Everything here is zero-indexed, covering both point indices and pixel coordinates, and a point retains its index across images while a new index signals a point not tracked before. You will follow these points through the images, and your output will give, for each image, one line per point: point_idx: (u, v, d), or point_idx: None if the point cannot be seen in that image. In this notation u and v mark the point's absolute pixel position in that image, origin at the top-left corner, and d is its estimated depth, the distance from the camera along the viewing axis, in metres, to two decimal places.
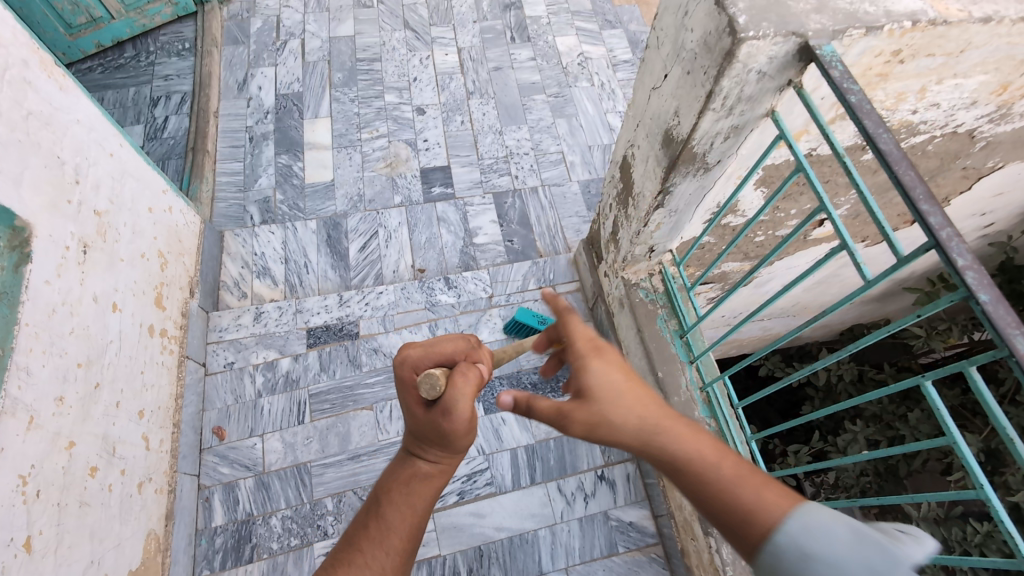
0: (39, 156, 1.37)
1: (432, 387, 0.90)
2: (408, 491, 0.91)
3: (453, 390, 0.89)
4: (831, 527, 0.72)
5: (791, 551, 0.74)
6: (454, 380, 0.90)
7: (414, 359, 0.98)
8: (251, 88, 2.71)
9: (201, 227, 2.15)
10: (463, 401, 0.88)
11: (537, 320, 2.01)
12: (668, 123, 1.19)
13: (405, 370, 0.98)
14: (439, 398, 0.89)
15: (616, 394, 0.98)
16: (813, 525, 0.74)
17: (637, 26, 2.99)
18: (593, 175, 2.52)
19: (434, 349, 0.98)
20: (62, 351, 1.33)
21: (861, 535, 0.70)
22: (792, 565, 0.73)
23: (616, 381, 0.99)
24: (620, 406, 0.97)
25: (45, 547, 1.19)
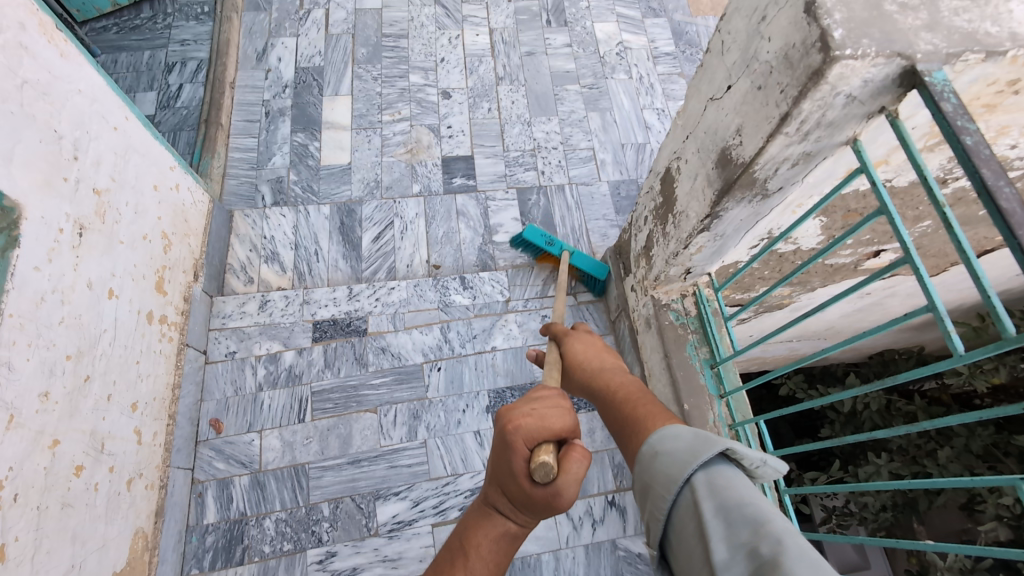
0: (34, 129, 1.27)
1: (547, 474, 0.77)
2: (495, 548, 0.79)
3: (567, 478, 0.78)
4: (681, 430, 0.83)
5: (645, 455, 0.84)
6: (569, 466, 0.78)
7: (530, 428, 0.79)
8: (271, 59, 2.58)
9: (210, 206, 2.05)
10: (574, 489, 0.78)
11: (546, 241, 1.94)
12: (727, 142, 1.05)
13: (517, 437, 0.79)
14: (553, 490, 0.77)
15: (581, 354, 1.21)
16: (668, 429, 0.85)
17: (682, 16, 2.80)
18: (624, 176, 2.37)
19: (548, 418, 0.80)
20: (50, 343, 1.24)
21: (701, 431, 0.80)
22: (643, 462, 0.83)
23: (584, 348, 1.23)
24: (579, 363, 1.19)
25: (21, 553, 1.11)
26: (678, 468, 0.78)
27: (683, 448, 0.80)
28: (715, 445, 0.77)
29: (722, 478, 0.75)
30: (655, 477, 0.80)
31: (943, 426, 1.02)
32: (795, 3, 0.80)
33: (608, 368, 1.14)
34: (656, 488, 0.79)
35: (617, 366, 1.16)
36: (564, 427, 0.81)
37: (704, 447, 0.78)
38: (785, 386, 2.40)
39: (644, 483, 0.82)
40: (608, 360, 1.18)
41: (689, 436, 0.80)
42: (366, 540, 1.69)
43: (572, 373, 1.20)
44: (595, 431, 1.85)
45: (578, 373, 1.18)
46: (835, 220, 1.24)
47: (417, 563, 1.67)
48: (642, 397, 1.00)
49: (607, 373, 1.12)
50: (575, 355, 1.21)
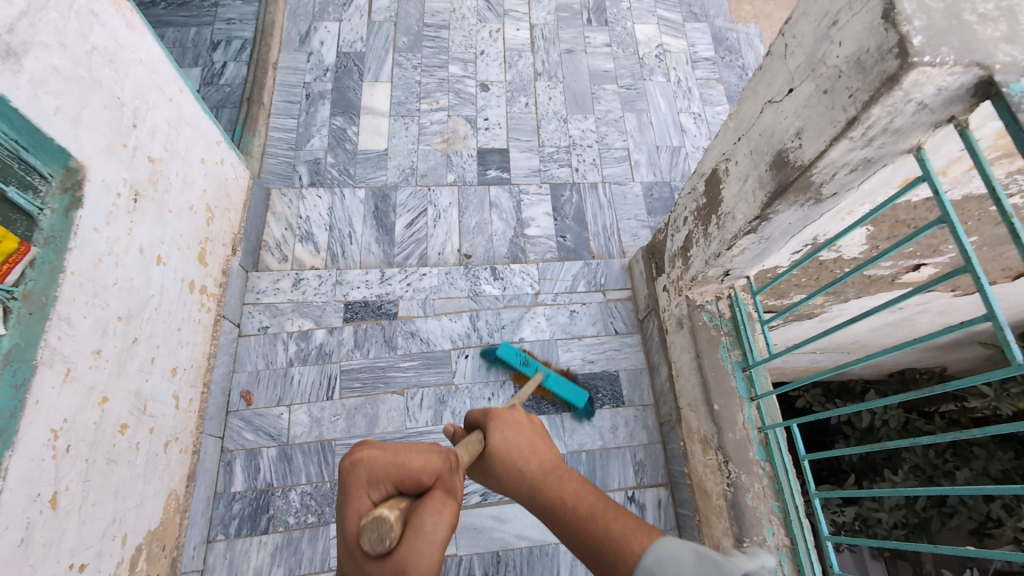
0: (100, 95, 1.30)
1: (378, 539, 0.66)
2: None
3: (413, 538, 0.66)
4: (679, 551, 0.75)
5: None
6: (417, 519, 0.67)
7: (377, 467, 0.74)
8: (313, 42, 2.61)
9: (249, 182, 2.09)
10: (425, 557, 0.65)
11: (521, 361, 1.89)
12: (785, 144, 1.06)
13: (360, 479, 0.74)
14: (394, 553, 0.65)
15: (513, 450, 1.00)
16: (661, 550, 0.75)
17: (723, 22, 2.80)
18: (658, 177, 2.38)
19: (401, 458, 0.75)
20: (104, 303, 1.27)
21: (704, 553, 0.73)
22: None
23: (513, 438, 1.02)
24: (512, 464, 0.98)
25: (70, 503, 1.14)
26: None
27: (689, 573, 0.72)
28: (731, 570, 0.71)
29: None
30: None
31: (993, 434, 0.97)
32: (871, 9, 0.82)
33: (552, 466, 0.96)
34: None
35: (557, 460, 0.98)
36: (423, 471, 0.75)
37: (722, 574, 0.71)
38: (803, 398, 2.40)
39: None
40: (544, 454, 1.00)
41: (692, 560, 0.73)
42: None
43: (504, 475, 0.99)
44: (618, 428, 1.86)
45: (512, 476, 0.98)
46: (881, 230, 1.25)
47: None
48: (604, 505, 0.85)
49: (555, 475, 0.94)
50: (503, 454, 1.00)
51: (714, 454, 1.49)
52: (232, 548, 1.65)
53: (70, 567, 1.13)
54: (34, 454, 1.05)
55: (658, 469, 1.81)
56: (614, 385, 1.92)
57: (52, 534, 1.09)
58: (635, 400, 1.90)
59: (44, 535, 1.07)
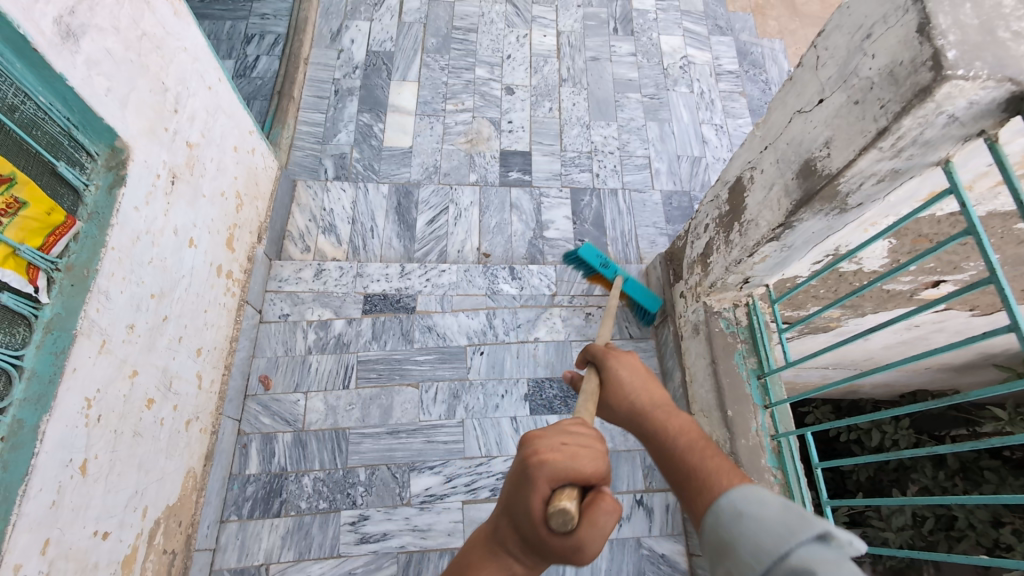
0: (146, 79, 1.35)
1: (565, 523, 0.68)
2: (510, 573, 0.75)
3: (587, 529, 0.69)
4: (770, 499, 0.69)
5: (722, 514, 0.73)
6: (593, 520, 0.69)
7: (555, 469, 0.70)
8: (344, 40, 2.66)
9: (277, 173, 2.14)
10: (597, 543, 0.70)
11: (601, 261, 1.98)
12: (813, 154, 1.09)
13: (538, 478, 0.70)
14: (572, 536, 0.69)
15: (629, 385, 1.06)
16: (746, 489, 0.73)
17: (749, 37, 2.82)
18: (677, 187, 2.40)
19: (577, 461, 0.71)
20: (139, 280, 1.31)
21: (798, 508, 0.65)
22: (721, 522, 0.72)
23: (629, 377, 1.08)
24: (626, 397, 1.04)
25: (98, 471, 1.17)
26: (766, 539, 0.64)
27: (774, 519, 0.66)
28: (815, 524, 0.61)
29: (822, 561, 0.58)
30: (739, 542, 0.67)
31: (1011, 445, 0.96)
32: (906, 23, 0.84)
33: (664, 406, 1.01)
34: (739, 554, 0.67)
35: (668, 401, 1.02)
36: (594, 472, 0.72)
37: (802, 522, 0.63)
38: (812, 414, 2.40)
39: (722, 543, 0.70)
40: (659, 393, 1.04)
41: (783, 508, 0.67)
42: (398, 509, 1.73)
43: (616, 408, 1.05)
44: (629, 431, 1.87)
45: (624, 407, 1.04)
46: (903, 243, 1.26)
47: (445, 536, 1.71)
48: (705, 446, 0.88)
49: (664, 415, 0.98)
50: (620, 387, 1.07)
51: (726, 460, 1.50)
52: (244, 529, 1.67)
53: (95, 533, 1.16)
54: (68, 420, 1.08)
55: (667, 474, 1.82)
56: None
57: (80, 499, 1.12)
58: None
59: (73, 500, 1.10)
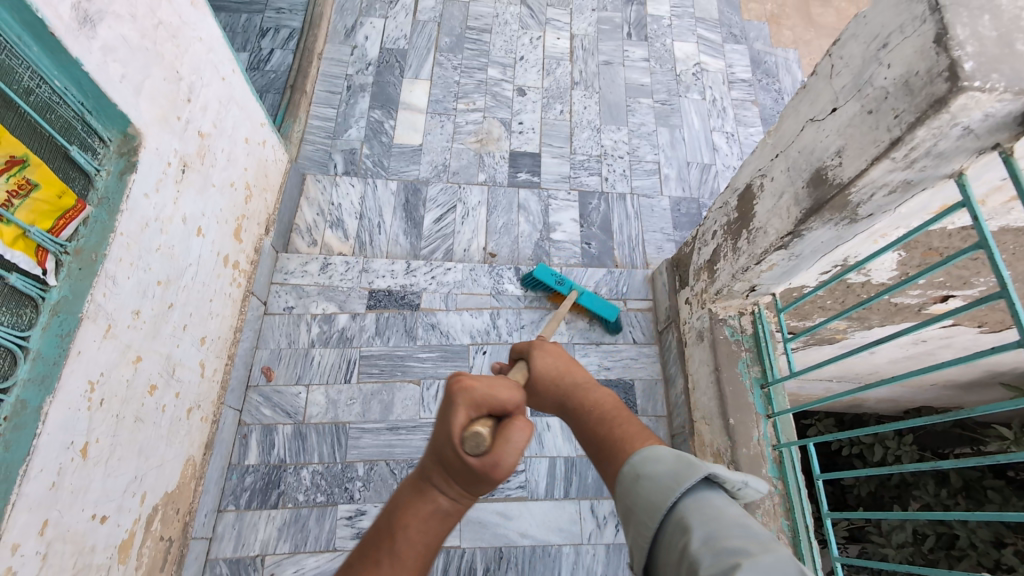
0: (160, 67, 1.35)
1: (478, 444, 0.69)
2: (424, 529, 0.68)
3: (505, 446, 0.69)
4: (664, 453, 0.79)
5: (627, 476, 0.80)
6: (511, 434, 0.70)
7: (475, 393, 0.74)
8: (358, 37, 2.67)
9: (287, 166, 2.15)
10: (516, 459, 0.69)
11: (555, 280, 1.99)
12: (824, 163, 1.09)
13: (458, 400, 0.73)
14: (488, 454, 0.68)
15: (554, 372, 1.06)
16: (649, 450, 0.81)
17: (763, 46, 2.82)
18: (686, 193, 2.40)
19: (495, 389, 0.76)
20: (147, 267, 1.31)
21: (684, 454, 0.76)
22: (626, 484, 0.80)
23: (553, 364, 1.08)
24: (553, 382, 1.05)
25: (99, 455, 1.18)
26: (661, 495, 0.74)
27: (665, 471, 0.76)
28: (698, 469, 0.74)
29: (710, 505, 0.71)
30: (637, 502, 0.76)
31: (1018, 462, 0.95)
32: (923, 33, 0.84)
33: (589, 386, 1.02)
34: (639, 516, 0.75)
35: (589, 380, 1.03)
36: (510, 400, 0.76)
37: (687, 472, 0.74)
38: (814, 427, 2.38)
39: (627, 505, 0.78)
40: (583, 375, 1.06)
41: (671, 458, 0.77)
42: None
43: (546, 393, 1.06)
44: None
45: (552, 390, 1.05)
46: (913, 256, 1.25)
47: None
48: (626, 418, 0.92)
49: (591, 392, 1.01)
50: (546, 374, 1.06)
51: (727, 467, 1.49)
52: (241, 519, 1.68)
53: (93, 516, 1.17)
54: (71, 403, 1.09)
55: None
56: (629, 394, 1.92)
57: (80, 482, 1.12)
58: (648, 411, 1.91)
59: (73, 482, 1.10)
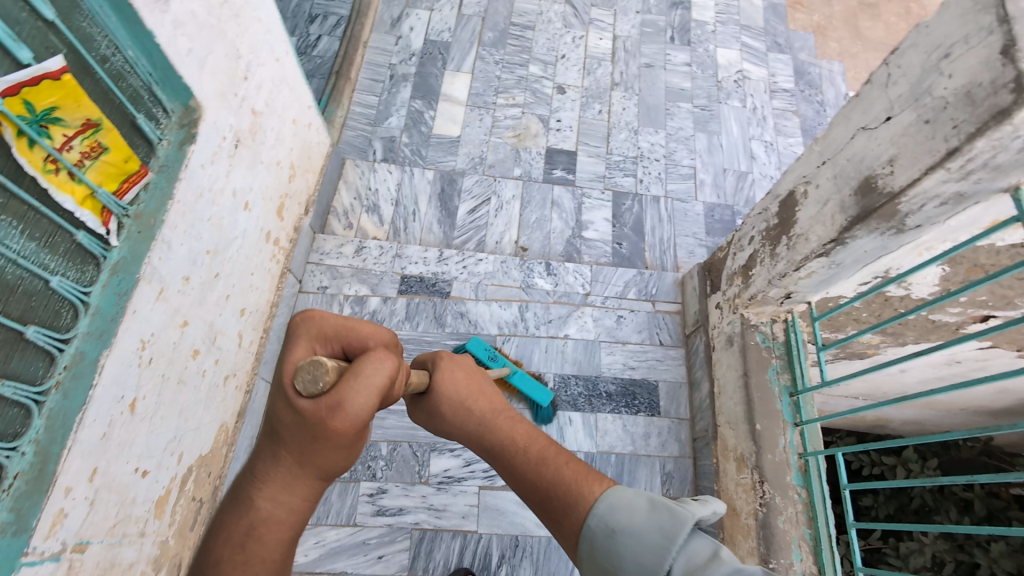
0: (223, 44, 1.40)
1: (315, 381, 0.67)
2: (247, 556, 0.65)
3: (345, 386, 0.67)
4: (632, 499, 0.80)
5: (601, 532, 0.79)
6: (355, 370, 0.68)
7: (322, 327, 0.80)
8: (403, 27, 2.72)
9: (328, 149, 2.20)
10: (362, 397, 0.67)
11: (488, 355, 1.88)
12: (875, 171, 1.09)
13: (302, 339, 0.78)
14: (325, 393, 0.67)
15: (462, 394, 0.98)
16: (615, 500, 0.80)
17: (807, 56, 2.79)
18: (721, 200, 2.39)
19: (351, 327, 0.82)
20: (198, 236, 1.36)
21: (658, 504, 0.79)
22: (601, 541, 0.79)
23: (460, 383, 0.99)
24: (468, 411, 0.97)
25: (145, 412, 1.22)
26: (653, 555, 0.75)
27: (643, 524, 0.77)
28: (676, 517, 0.77)
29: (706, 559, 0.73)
30: (623, 561, 0.77)
31: None
32: (988, 44, 0.84)
33: (501, 411, 0.97)
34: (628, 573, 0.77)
35: (508, 407, 0.98)
36: (368, 339, 0.82)
37: (672, 524, 0.76)
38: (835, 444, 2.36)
39: (606, 563, 0.78)
40: (493, 398, 0.99)
41: (646, 508, 0.78)
42: (416, 486, 1.76)
43: (455, 420, 0.97)
44: (650, 436, 1.88)
45: (468, 419, 0.97)
46: (957, 272, 1.23)
47: (459, 518, 1.73)
48: (552, 447, 0.90)
49: (506, 420, 0.95)
50: (453, 396, 0.97)
51: (750, 472, 1.49)
52: None
53: (136, 470, 1.22)
54: (125, 358, 1.14)
55: (685, 483, 1.82)
56: (652, 395, 1.93)
57: (127, 435, 1.17)
58: (671, 412, 1.91)
59: (121, 435, 1.15)
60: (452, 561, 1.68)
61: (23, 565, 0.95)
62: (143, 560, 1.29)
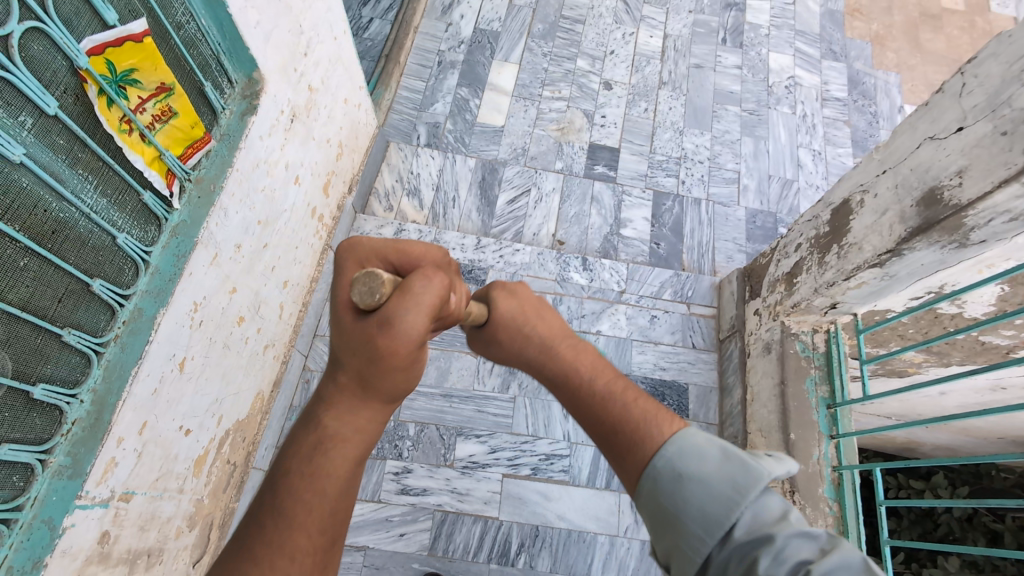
0: (288, 19, 1.43)
1: (370, 293, 0.61)
2: (312, 471, 0.58)
3: (397, 299, 0.59)
4: (704, 446, 0.69)
5: (668, 477, 0.69)
6: (407, 284, 0.60)
7: (364, 248, 0.71)
8: (454, 15, 2.73)
9: (374, 131, 2.23)
10: (413, 314, 0.59)
11: None
12: (940, 183, 1.06)
13: (348, 261, 0.71)
14: (380, 307, 0.61)
15: (519, 318, 0.84)
16: (687, 445, 0.69)
17: (863, 66, 2.72)
18: (764, 207, 2.35)
19: (399, 245, 0.72)
20: (252, 206, 1.39)
21: (730, 452, 0.68)
22: (667, 489, 0.68)
23: (517, 308, 0.86)
24: (525, 337, 0.83)
25: (192, 372, 1.26)
26: (718, 507, 0.66)
27: (713, 473, 0.67)
28: (748, 468, 0.66)
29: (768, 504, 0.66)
30: (688, 511, 0.67)
31: None
32: None
33: (564, 338, 0.83)
34: (688, 525, 0.67)
35: (572, 333, 0.84)
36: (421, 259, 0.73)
37: (745, 478, 0.66)
38: None
39: (668, 513, 0.68)
40: (554, 321, 0.85)
41: (717, 456, 0.68)
42: (441, 468, 1.78)
43: (511, 348, 0.85)
44: None
45: (525, 347, 0.84)
46: (1017, 292, 1.19)
47: (481, 503, 1.74)
48: (621, 381, 0.77)
49: (568, 347, 0.81)
50: (509, 321, 0.85)
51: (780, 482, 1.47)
52: None
53: (180, 428, 1.25)
54: (178, 318, 1.17)
55: None
56: (681, 398, 1.92)
57: (174, 393, 1.21)
58: (699, 416, 1.90)
59: (169, 392, 1.19)
60: (471, 545, 1.69)
61: (75, 508, 0.99)
62: (180, 515, 1.33)
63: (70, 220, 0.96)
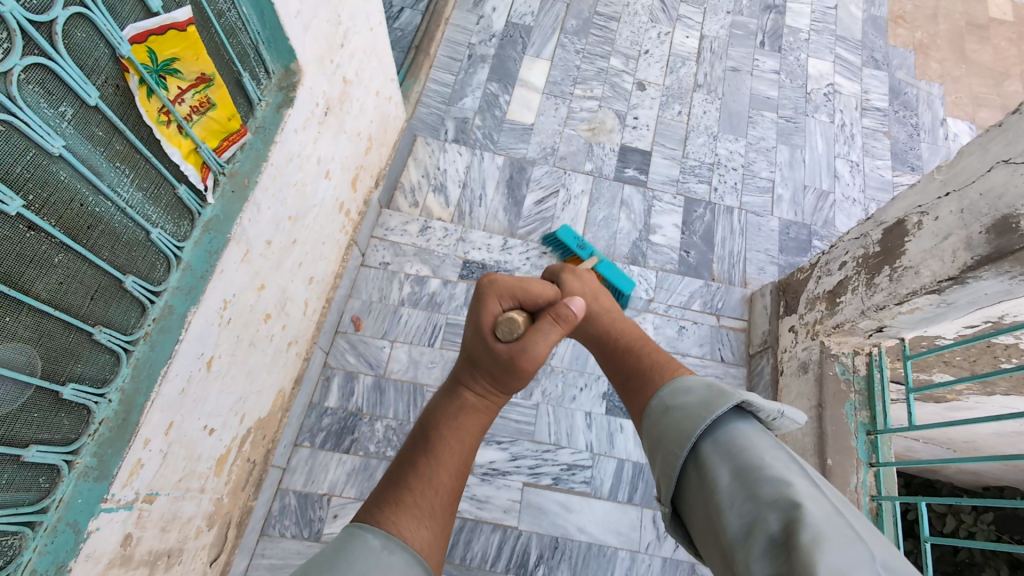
0: (327, 9, 1.38)
1: (509, 331, 0.89)
2: (458, 428, 0.82)
3: (532, 336, 0.87)
4: (692, 385, 0.84)
5: (656, 407, 0.85)
6: (539, 324, 0.89)
7: (500, 286, 0.99)
8: (486, 7, 2.66)
9: (403, 125, 2.18)
10: (541, 346, 0.87)
11: (577, 245, 2.02)
12: (1014, 211, 1.01)
13: (488, 294, 0.99)
14: (517, 339, 0.88)
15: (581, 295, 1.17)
16: (678, 384, 0.86)
17: (905, 76, 2.64)
18: (798, 218, 2.28)
19: (524, 284, 1.00)
20: (283, 201, 1.35)
21: (715, 386, 0.80)
22: (653, 416, 0.84)
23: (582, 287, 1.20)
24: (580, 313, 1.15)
25: (218, 370, 1.23)
26: (691, 423, 0.77)
27: (693, 401, 0.80)
28: (726, 396, 0.76)
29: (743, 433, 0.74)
30: (666, 432, 0.80)
31: None
32: None
33: (606, 311, 1.14)
34: (667, 444, 0.78)
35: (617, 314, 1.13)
36: (538, 295, 1.01)
37: (715, 400, 0.77)
38: None
39: (654, 436, 0.82)
40: (607, 305, 1.17)
41: (701, 388, 0.81)
42: None
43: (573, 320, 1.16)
44: None
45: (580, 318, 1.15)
46: None
47: (501, 512, 1.71)
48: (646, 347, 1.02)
49: (608, 318, 1.12)
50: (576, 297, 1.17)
51: None
52: (314, 457, 1.75)
53: (204, 427, 1.22)
54: (209, 316, 1.14)
55: None
56: None
57: (200, 392, 1.17)
58: None
59: (195, 391, 1.15)
60: (489, 554, 1.66)
61: (100, 511, 0.96)
62: (200, 514, 1.30)
63: (106, 215, 0.92)
